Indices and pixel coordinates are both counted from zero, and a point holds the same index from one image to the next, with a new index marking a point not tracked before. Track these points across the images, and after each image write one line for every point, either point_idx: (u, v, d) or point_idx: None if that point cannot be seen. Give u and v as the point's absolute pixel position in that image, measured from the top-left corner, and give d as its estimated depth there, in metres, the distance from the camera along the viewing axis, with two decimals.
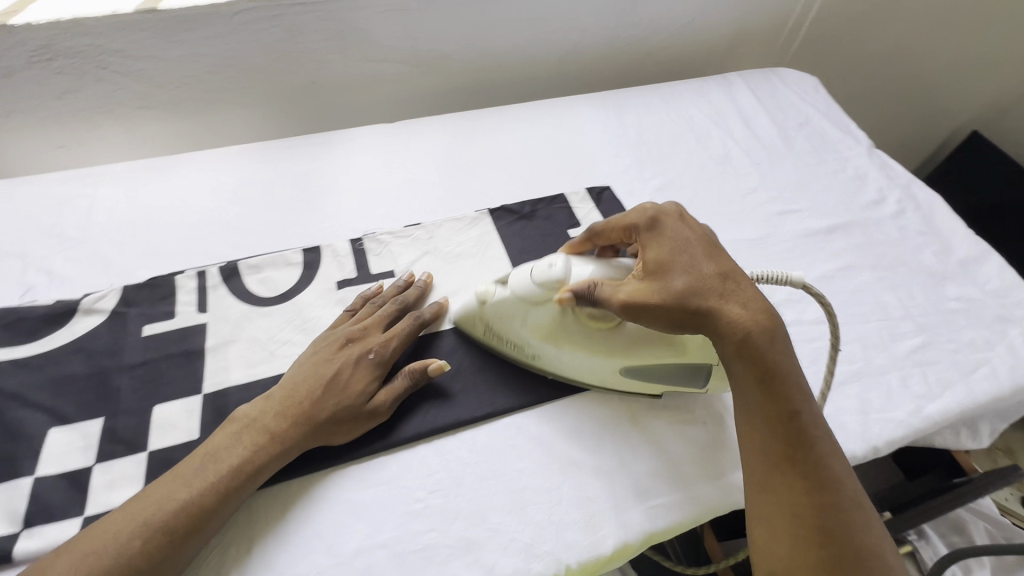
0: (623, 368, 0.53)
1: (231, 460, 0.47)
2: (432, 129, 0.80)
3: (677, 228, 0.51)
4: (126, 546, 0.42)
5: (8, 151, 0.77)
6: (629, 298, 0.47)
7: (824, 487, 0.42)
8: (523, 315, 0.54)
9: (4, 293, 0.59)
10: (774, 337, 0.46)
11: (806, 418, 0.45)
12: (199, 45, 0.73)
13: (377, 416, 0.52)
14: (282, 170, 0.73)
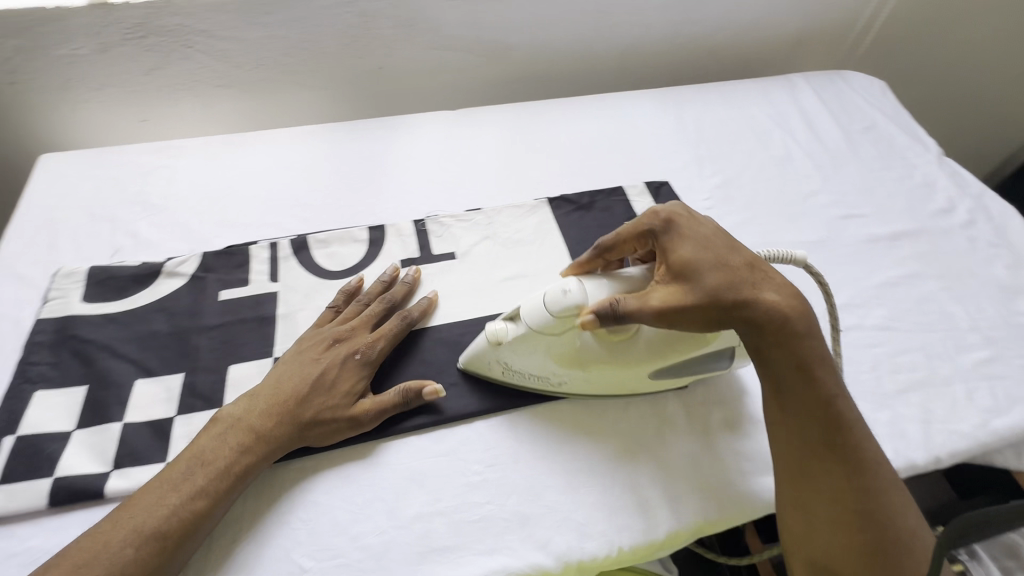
0: (650, 372, 0.51)
1: (220, 461, 0.47)
2: (494, 117, 0.81)
3: (694, 225, 0.50)
4: (121, 555, 0.42)
5: (96, 122, 0.82)
6: (663, 304, 0.46)
7: (862, 472, 0.45)
8: (542, 347, 0.51)
9: (95, 252, 0.63)
10: (810, 327, 0.47)
11: (843, 407, 0.46)
12: (278, 27, 0.76)
13: (361, 424, 0.51)
14: (349, 150, 0.76)
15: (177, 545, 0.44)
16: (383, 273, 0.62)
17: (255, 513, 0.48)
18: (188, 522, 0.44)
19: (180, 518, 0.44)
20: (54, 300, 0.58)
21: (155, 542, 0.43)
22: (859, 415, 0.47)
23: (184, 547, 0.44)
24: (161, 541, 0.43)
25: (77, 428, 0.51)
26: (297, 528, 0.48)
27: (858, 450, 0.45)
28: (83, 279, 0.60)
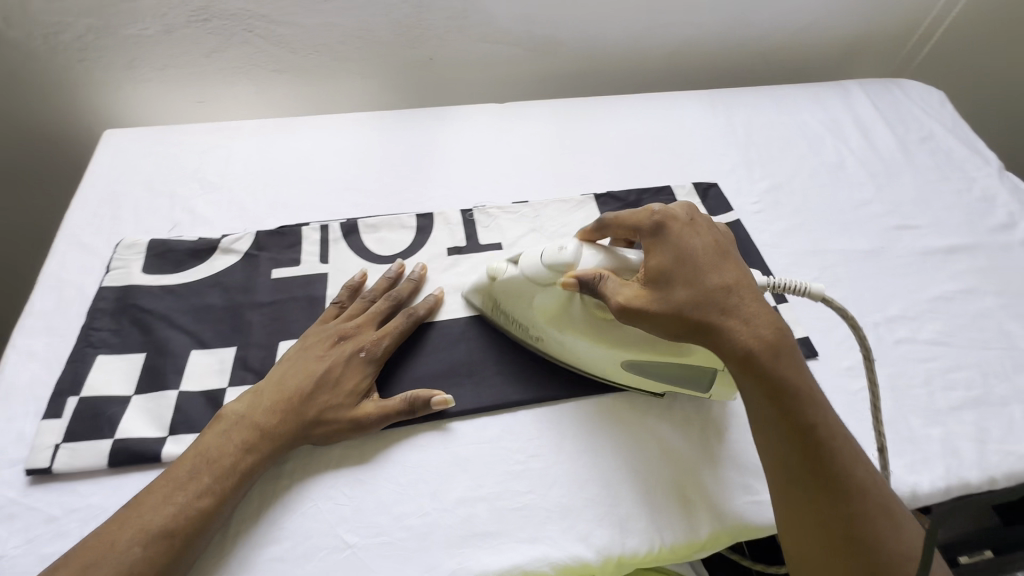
0: (624, 362, 0.51)
1: (226, 458, 0.47)
2: (542, 112, 0.82)
3: (682, 234, 0.49)
4: (128, 554, 0.41)
5: (156, 102, 0.84)
6: (628, 302, 0.46)
7: (845, 499, 0.42)
8: (530, 297, 0.53)
9: (155, 226, 0.65)
10: (783, 351, 0.44)
11: (820, 430, 0.43)
12: (335, 15, 0.78)
13: (365, 427, 0.50)
14: (399, 138, 0.77)
15: (187, 542, 0.43)
16: (388, 268, 0.61)
17: (301, 487, 0.49)
18: (196, 520, 0.44)
19: (188, 516, 0.44)
20: (115, 270, 0.60)
21: (164, 540, 0.43)
22: (845, 436, 0.44)
23: (192, 544, 0.44)
24: (169, 539, 0.43)
25: (136, 393, 0.52)
26: (342, 504, 0.48)
27: (840, 476, 0.42)
28: (143, 251, 0.62)
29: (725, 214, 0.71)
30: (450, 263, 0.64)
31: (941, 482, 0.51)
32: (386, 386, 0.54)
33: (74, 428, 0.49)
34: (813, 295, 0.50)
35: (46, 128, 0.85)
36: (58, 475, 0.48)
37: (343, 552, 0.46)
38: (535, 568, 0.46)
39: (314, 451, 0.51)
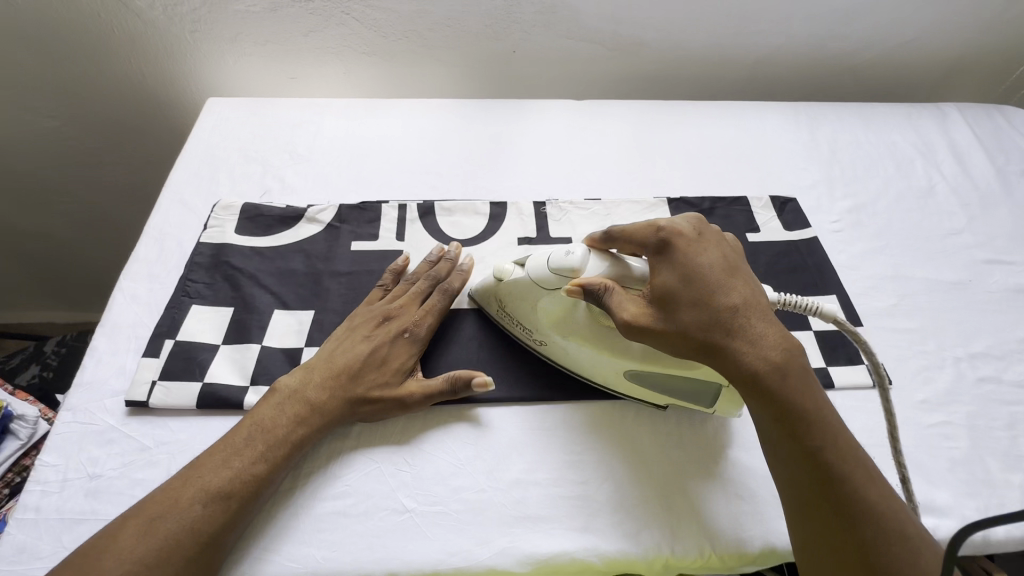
0: (626, 371, 0.52)
1: (279, 429, 0.49)
2: (620, 111, 0.82)
3: (690, 252, 0.48)
4: (189, 513, 0.43)
5: (255, 76, 0.89)
6: (631, 320, 0.46)
7: (855, 524, 0.40)
8: (536, 300, 0.53)
9: (248, 190, 0.70)
10: (794, 373, 0.43)
11: (830, 452, 0.42)
12: (429, 3, 0.80)
13: (410, 404, 0.52)
14: (477, 127, 0.79)
15: (242, 505, 0.45)
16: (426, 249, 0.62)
17: (363, 449, 0.51)
18: (250, 485, 0.46)
19: (241, 482, 0.45)
20: (212, 228, 0.64)
21: (222, 502, 0.44)
22: (861, 460, 0.42)
23: (247, 508, 0.45)
24: (227, 501, 0.44)
25: (223, 343, 0.56)
26: (403, 469, 0.50)
27: (850, 501, 0.41)
28: (236, 213, 0.66)
29: (802, 230, 0.69)
30: (519, 252, 0.65)
31: (1017, 531, 0.48)
32: (449, 364, 0.57)
33: (168, 368, 0.53)
34: (823, 315, 0.48)
35: (156, 94, 0.93)
36: (153, 409, 0.52)
37: (400, 516, 0.48)
38: (582, 557, 0.46)
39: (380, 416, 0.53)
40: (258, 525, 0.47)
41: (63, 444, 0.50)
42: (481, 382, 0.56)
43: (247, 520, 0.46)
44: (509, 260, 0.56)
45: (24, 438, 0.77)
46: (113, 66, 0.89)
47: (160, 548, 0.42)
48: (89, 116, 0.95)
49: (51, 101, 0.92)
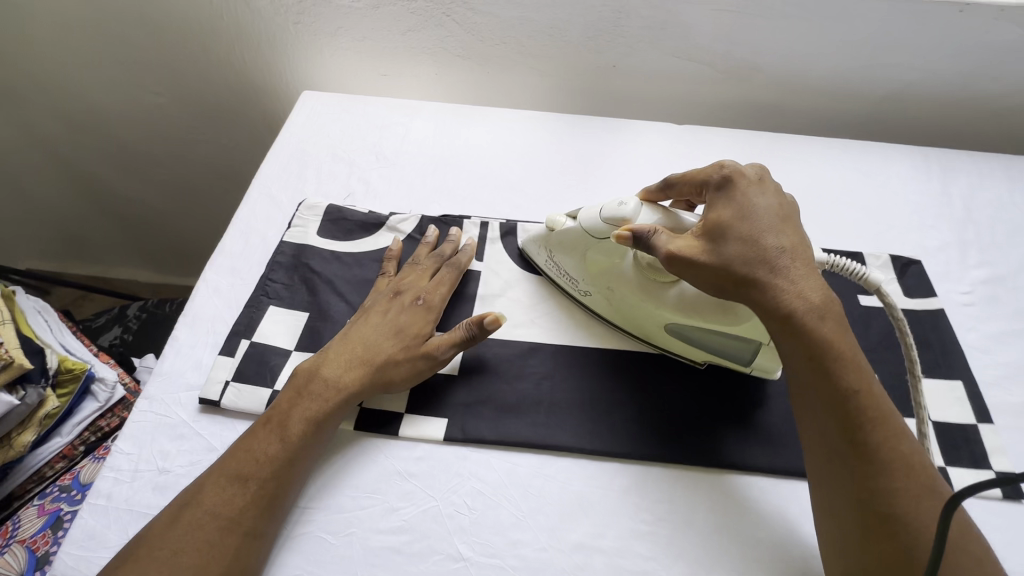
0: (667, 323, 0.54)
1: (296, 410, 0.48)
2: (723, 142, 0.76)
3: (747, 193, 0.50)
4: (218, 498, 0.44)
5: (348, 71, 0.89)
6: (676, 254, 0.48)
7: (879, 474, 0.41)
8: (583, 251, 0.57)
9: (333, 190, 0.69)
10: (831, 316, 0.45)
11: (864, 399, 0.43)
12: (532, 10, 0.77)
13: (437, 359, 0.52)
14: (568, 145, 0.75)
15: (259, 490, 0.45)
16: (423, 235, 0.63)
17: (419, 484, 0.49)
18: (267, 463, 0.46)
19: (259, 457, 0.46)
20: (295, 227, 0.64)
21: (239, 485, 0.45)
22: (889, 410, 0.44)
23: (269, 488, 0.45)
24: (242, 484, 0.45)
25: (295, 349, 0.56)
26: (460, 513, 0.48)
27: (878, 452, 0.42)
28: (320, 214, 0.66)
29: (925, 299, 0.61)
30: None
31: None
32: (519, 403, 0.53)
33: (239, 368, 0.53)
34: (865, 284, 0.52)
35: (253, 81, 0.94)
36: (223, 409, 0.52)
37: (454, 564, 0.45)
38: None
39: (441, 449, 0.51)
40: (291, 532, 0.47)
41: (135, 432, 0.51)
42: (550, 428, 0.52)
43: (272, 515, 0.45)
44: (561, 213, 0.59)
45: (102, 401, 0.81)
46: (218, 51, 0.91)
47: (184, 536, 0.42)
48: (191, 97, 0.99)
49: (159, 79, 0.97)
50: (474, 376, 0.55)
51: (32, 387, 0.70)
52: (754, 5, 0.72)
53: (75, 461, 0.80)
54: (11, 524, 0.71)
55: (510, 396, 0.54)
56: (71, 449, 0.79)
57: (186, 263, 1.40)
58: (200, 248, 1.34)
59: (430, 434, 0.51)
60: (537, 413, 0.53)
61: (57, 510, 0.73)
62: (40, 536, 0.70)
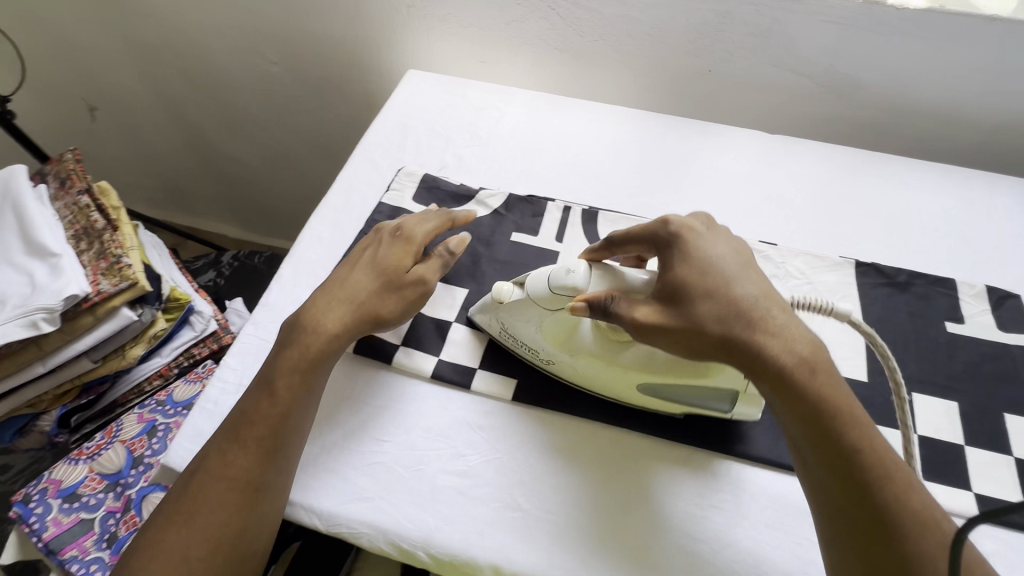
0: (639, 384, 0.51)
1: (282, 378, 0.49)
2: (815, 155, 0.75)
3: (697, 244, 0.49)
4: (225, 468, 0.47)
5: (450, 55, 0.94)
6: (640, 320, 0.46)
7: (893, 535, 0.39)
8: (537, 320, 0.53)
9: (428, 162, 0.74)
10: (822, 370, 0.44)
11: (869, 457, 0.42)
12: (635, 9, 0.78)
13: (422, 287, 0.55)
14: (656, 142, 0.77)
15: (256, 450, 0.47)
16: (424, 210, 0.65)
17: (485, 436, 0.52)
18: (261, 422, 0.48)
19: (254, 419, 0.48)
20: (393, 191, 0.69)
21: (239, 447, 0.47)
22: (897, 464, 0.42)
23: (267, 444, 0.47)
24: (241, 447, 0.47)
25: None
26: (519, 468, 0.51)
27: (887, 511, 0.40)
28: (417, 181, 0.71)
29: (1021, 334, 0.59)
30: None
31: None
32: None
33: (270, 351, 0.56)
34: (836, 316, 0.50)
35: (359, 59, 1.01)
36: None
37: (511, 512, 0.49)
38: None
39: (508, 408, 0.54)
40: (367, 458, 0.51)
41: (241, 352, 0.57)
42: (612, 404, 0.55)
43: (276, 468, 0.47)
44: (506, 281, 0.55)
45: (197, 330, 0.90)
46: (331, 29, 0.98)
47: (213, 512, 0.45)
48: (302, 68, 1.07)
49: (277, 48, 1.04)
50: None
51: (146, 307, 0.79)
52: (867, 21, 0.71)
53: (169, 380, 0.89)
54: (116, 425, 0.80)
55: None
56: (167, 369, 0.88)
57: (274, 223, 1.52)
58: (288, 210, 1.45)
59: (500, 394, 0.55)
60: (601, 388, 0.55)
61: (153, 420, 0.81)
62: (137, 439, 0.79)
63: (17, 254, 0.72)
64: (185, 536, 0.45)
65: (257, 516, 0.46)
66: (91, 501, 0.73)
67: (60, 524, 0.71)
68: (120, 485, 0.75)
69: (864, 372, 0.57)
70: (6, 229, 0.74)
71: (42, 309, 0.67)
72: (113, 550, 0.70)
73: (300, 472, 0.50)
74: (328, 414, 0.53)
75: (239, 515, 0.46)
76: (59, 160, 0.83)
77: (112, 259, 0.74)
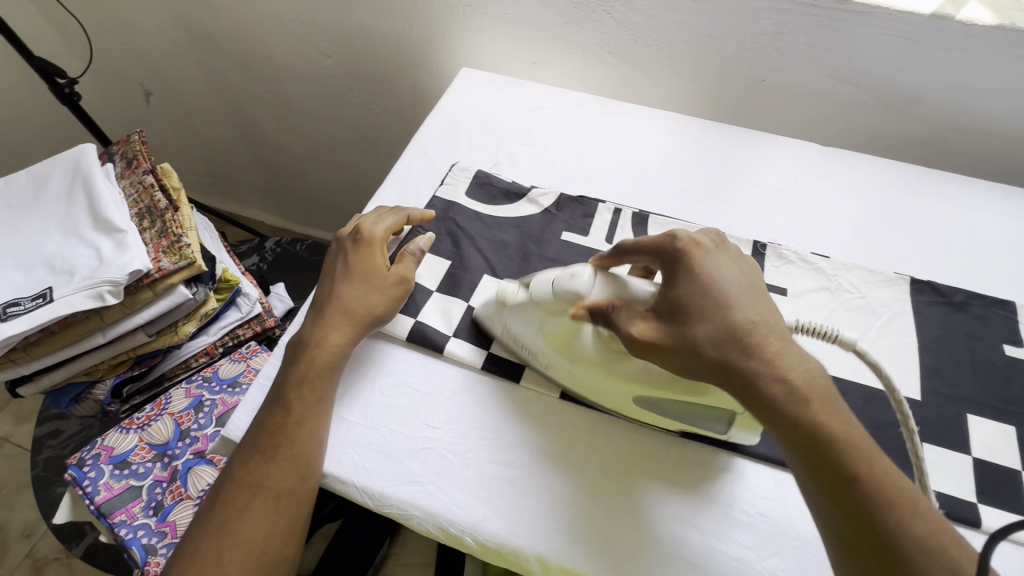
0: (636, 397, 0.51)
1: (295, 387, 0.51)
2: (870, 169, 0.74)
3: (705, 263, 0.48)
4: (251, 478, 0.48)
5: (501, 56, 0.95)
6: (637, 336, 0.46)
7: (899, 565, 0.37)
8: (537, 322, 0.52)
9: (480, 158, 0.75)
10: (816, 394, 0.42)
11: (870, 483, 0.39)
12: (693, 16, 0.79)
13: (404, 283, 0.58)
14: (706, 149, 0.77)
15: (278, 456, 0.48)
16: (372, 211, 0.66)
17: (534, 430, 0.53)
18: (278, 430, 0.49)
19: (272, 429, 0.50)
20: (447, 185, 0.71)
21: (260, 456, 0.49)
22: (903, 490, 0.39)
23: (284, 451, 0.48)
24: (264, 455, 0.49)
25: (437, 290, 0.62)
26: (566, 462, 0.51)
27: (894, 535, 0.38)
28: (470, 176, 0.72)
29: None
30: None
31: None
32: None
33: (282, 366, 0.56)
34: (841, 343, 0.48)
35: (410, 55, 1.03)
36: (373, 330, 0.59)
37: (558, 503, 0.49)
38: None
39: (557, 404, 0.55)
40: (416, 441, 0.52)
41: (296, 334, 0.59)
42: None
43: (298, 470, 0.48)
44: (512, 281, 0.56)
45: (244, 312, 0.92)
46: (384, 26, 1.00)
47: (247, 518, 0.47)
48: (353, 62, 1.09)
49: (330, 41, 1.07)
50: None
51: (201, 286, 0.81)
52: (933, 35, 0.70)
53: (214, 359, 0.92)
54: (165, 397, 0.83)
55: None
56: (213, 348, 0.91)
57: (313, 213, 1.56)
58: (328, 200, 1.48)
59: (549, 390, 0.55)
60: None
61: (200, 395, 0.84)
62: (185, 413, 0.82)
63: (85, 229, 0.74)
64: (217, 542, 0.46)
65: (284, 520, 0.48)
66: (140, 470, 0.76)
67: (111, 490, 0.74)
68: (167, 456, 0.78)
69: (917, 391, 0.56)
70: (74, 204, 0.76)
71: (109, 282, 0.70)
72: (160, 518, 0.73)
73: (353, 451, 0.51)
74: (382, 399, 0.54)
75: (268, 518, 0.47)
76: (127, 141, 0.87)
77: (172, 238, 0.77)
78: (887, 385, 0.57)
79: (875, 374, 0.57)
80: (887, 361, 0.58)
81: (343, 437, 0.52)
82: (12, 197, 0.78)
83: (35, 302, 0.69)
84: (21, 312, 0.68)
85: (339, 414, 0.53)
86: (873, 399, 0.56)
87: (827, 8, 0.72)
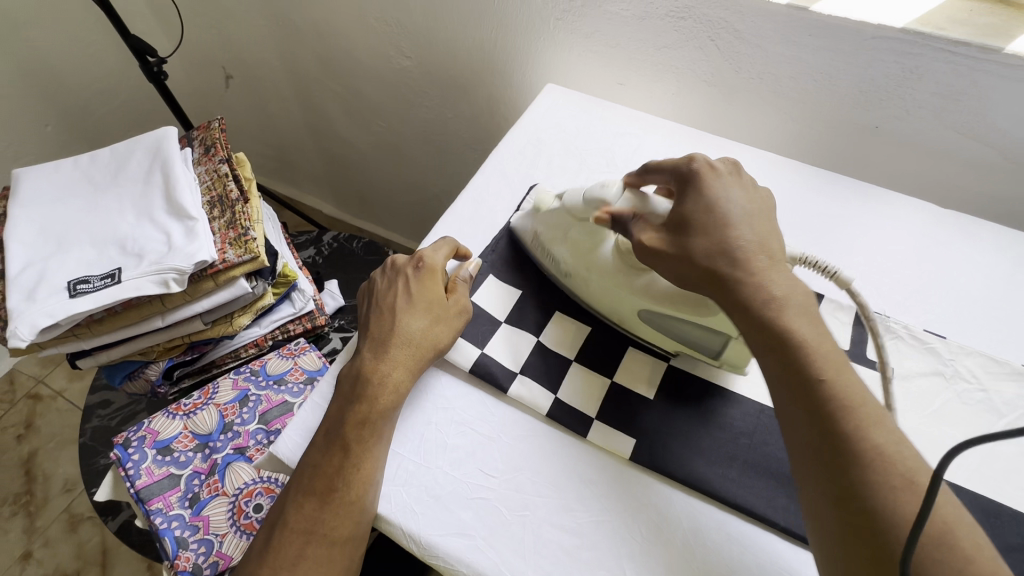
0: (640, 311, 0.54)
1: (354, 428, 0.48)
2: (998, 239, 0.66)
3: (713, 186, 0.49)
4: (303, 521, 0.46)
5: (588, 75, 0.91)
6: (645, 243, 0.50)
7: (853, 467, 0.39)
8: (566, 230, 0.58)
9: (560, 183, 0.71)
10: (795, 307, 0.44)
11: (834, 387, 0.41)
12: (806, 53, 0.72)
13: (464, 313, 0.55)
14: (806, 197, 0.70)
15: (332, 503, 0.46)
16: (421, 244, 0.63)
17: (598, 495, 0.49)
18: (334, 474, 0.47)
19: (326, 471, 0.47)
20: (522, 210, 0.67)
21: (315, 500, 0.47)
22: (867, 400, 0.41)
23: (340, 497, 0.46)
24: (319, 499, 0.47)
25: (505, 321, 0.58)
26: (631, 536, 0.47)
27: (850, 441, 0.39)
28: None
29: None
30: None
31: None
32: (712, 448, 0.51)
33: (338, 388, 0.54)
34: (837, 281, 0.52)
35: (489, 62, 1.00)
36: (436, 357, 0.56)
37: None
38: None
39: (625, 468, 0.50)
40: (468, 491, 0.48)
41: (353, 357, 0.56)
42: (743, 487, 0.49)
43: (353, 518, 0.46)
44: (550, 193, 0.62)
45: (297, 308, 0.91)
46: (467, 31, 0.97)
47: (297, 562, 0.45)
48: (431, 64, 1.07)
49: (410, 41, 1.05)
50: (673, 406, 0.53)
51: (260, 281, 0.80)
52: None
53: (263, 351, 0.92)
54: (212, 387, 0.82)
55: (702, 440, 0.51)
56: (263, 340, 0.91)
57: (371, 208, 1.56)
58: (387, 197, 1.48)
59: (619, 450, 0.51)
60: (730, 470, 0.49)
61: (246, 389, 0.83)
62: (230, 405, 0.81)
63: (158, 212, 0.75)
64: None
65: (336, 568, 0.46)
66: (181, 458, 0.76)
67: (152, 475, 0.74)
68: (208, 448, 0.77)
69: None
70: (151, 186, 0.77)
71: (174, 270, 0.69)
72: (195, 510, 0.72)
73: (403, 490, 0.48)
74: (438, 437, 0.51)
75: (321, 566, 0.46)
76: (207, 127, 0.87)
77: (240, 231, 0.75)
78: (1010, 501, 0.49)
79: (997, 485, 0.50)
80: (1011, 471, 0.50)
81: (395, 473, 0.49)
82: (94, 172, 0.79)
83: (104, 281, 0.69)
84: (90, 290, 0.68)
85: (392, 448, 0.50)
86: (991, 514, 0.48)
87: (968, 56, 0.64)
